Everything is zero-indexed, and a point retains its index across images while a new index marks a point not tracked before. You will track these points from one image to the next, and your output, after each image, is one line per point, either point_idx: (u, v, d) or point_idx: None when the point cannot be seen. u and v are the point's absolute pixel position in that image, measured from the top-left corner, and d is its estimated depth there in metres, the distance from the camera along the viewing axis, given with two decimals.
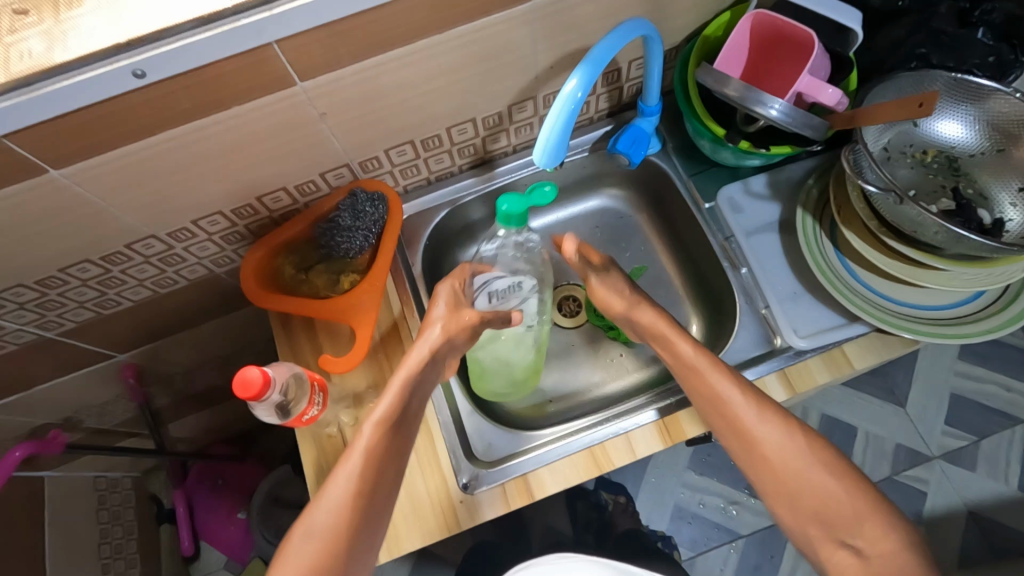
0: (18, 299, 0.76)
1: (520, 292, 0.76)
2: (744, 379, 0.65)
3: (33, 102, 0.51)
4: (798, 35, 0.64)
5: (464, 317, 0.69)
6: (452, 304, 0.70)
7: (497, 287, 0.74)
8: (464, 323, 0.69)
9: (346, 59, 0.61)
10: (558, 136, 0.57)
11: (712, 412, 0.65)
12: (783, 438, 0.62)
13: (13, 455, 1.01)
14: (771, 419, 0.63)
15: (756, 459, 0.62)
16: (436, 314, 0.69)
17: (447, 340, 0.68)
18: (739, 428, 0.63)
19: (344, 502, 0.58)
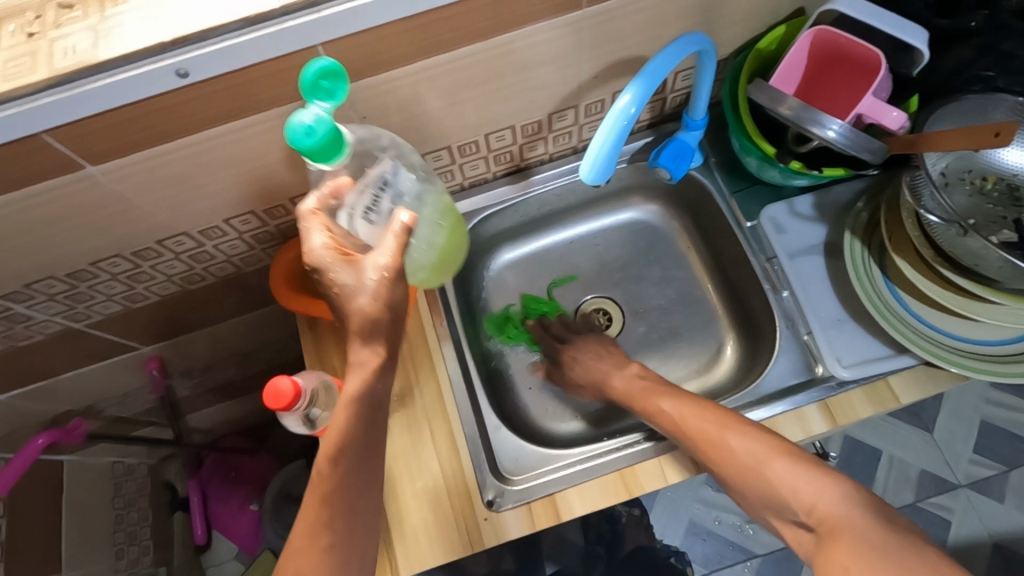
0: (49, 291, 0.76)
1: (389, 187, 0.57)
2: (755, 430, 0.60)
3: (75, 99, 0.50)
4: (863, 53, 0.61)
5: (373, 293, 0.52)
6: (351, 272, 0.53)
7: (359, 206, 0.55)
8: (379, 273, 0.52)
9: (389, 64, 0.59)
10: (609, 150, 0.55)
11: (725, 469, 0.60)
12: (747, 452, 0.59)
13: (36, 442, 1.01)
14: (780, 463, 0.58)
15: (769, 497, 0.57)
16: (347, 285, 0.53)
17: (381, 303, 0.53)
18: (750, 477, 0.58)
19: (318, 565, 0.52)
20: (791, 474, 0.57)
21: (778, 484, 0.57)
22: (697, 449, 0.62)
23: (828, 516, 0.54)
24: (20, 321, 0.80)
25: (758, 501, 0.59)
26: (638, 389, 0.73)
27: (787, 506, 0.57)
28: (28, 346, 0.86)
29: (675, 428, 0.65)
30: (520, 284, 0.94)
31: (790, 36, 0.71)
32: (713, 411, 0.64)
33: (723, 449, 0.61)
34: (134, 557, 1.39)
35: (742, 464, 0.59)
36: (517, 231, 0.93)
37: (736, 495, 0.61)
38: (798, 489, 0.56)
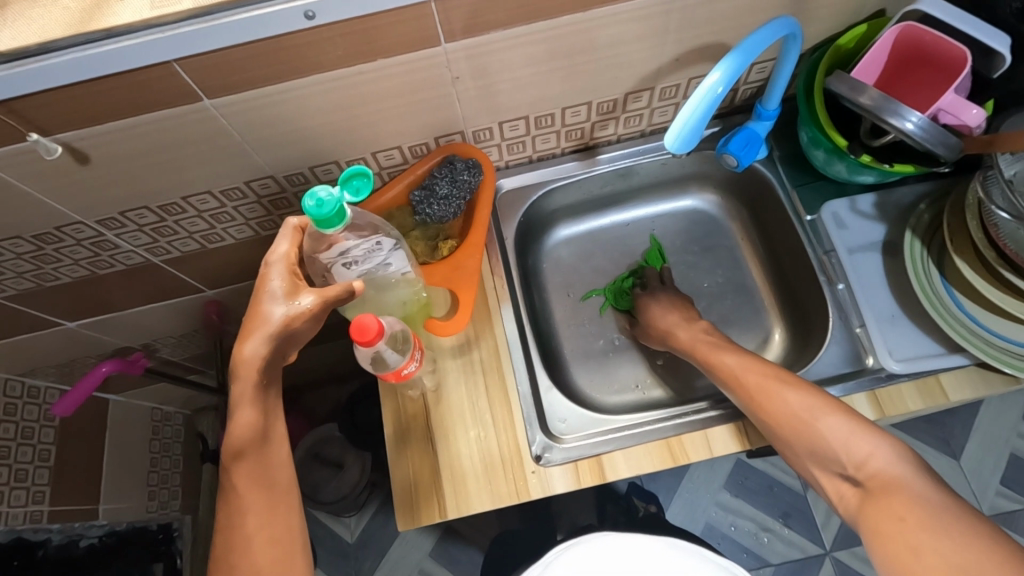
0: (140, 220, 0.81)
1: (384, 255, 0.67)
2: (813, 389, 0.63)
3: (211, 30, 0.55)
4: (950, 52, 0.64)
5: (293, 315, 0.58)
6: (283, 290, 0.59)
7: (354, 253, 0.65)
8: (303, 312, 0.58)
9: (489, 28, 0.63)
10: (694, 125, 0.58)
11: (782, 424, 0.63)
12: (805, 405, 0.62)
13: (99, 370, 1.07)
14: (835, 417, 0.60)
15: (820, 452, 0.59)
16: (272, 291, 0.59)
17: (287, 331, 0.58)
18: (804, 430, 0.61)
19: (266, 534, 0.57)
20: (844, 427, 0.59)
21: (831, 436, 0.59)
22: (756, 403, 0.65)
23: (877, 471, 0.55)
24: (107, 248, 0.85)
25: (805, 455, 0.61)
26: (704, 343, 0.77)
27: (834, 460, 0.58)
28: (108, 275, 0.92)
29: (738, 381, 0.69)
30: (575, 260, 0.97)
31: (870, 35, 0.73)
32: (773, 370, 0.67)
33: (781, 401, 0.63)
34: (165, 500, 1.44)
35: (797, 417, 0.62)
36: (576, 209, 0.96)
37: (786, 451, 0.63)
38: (850, 443, 0.58)
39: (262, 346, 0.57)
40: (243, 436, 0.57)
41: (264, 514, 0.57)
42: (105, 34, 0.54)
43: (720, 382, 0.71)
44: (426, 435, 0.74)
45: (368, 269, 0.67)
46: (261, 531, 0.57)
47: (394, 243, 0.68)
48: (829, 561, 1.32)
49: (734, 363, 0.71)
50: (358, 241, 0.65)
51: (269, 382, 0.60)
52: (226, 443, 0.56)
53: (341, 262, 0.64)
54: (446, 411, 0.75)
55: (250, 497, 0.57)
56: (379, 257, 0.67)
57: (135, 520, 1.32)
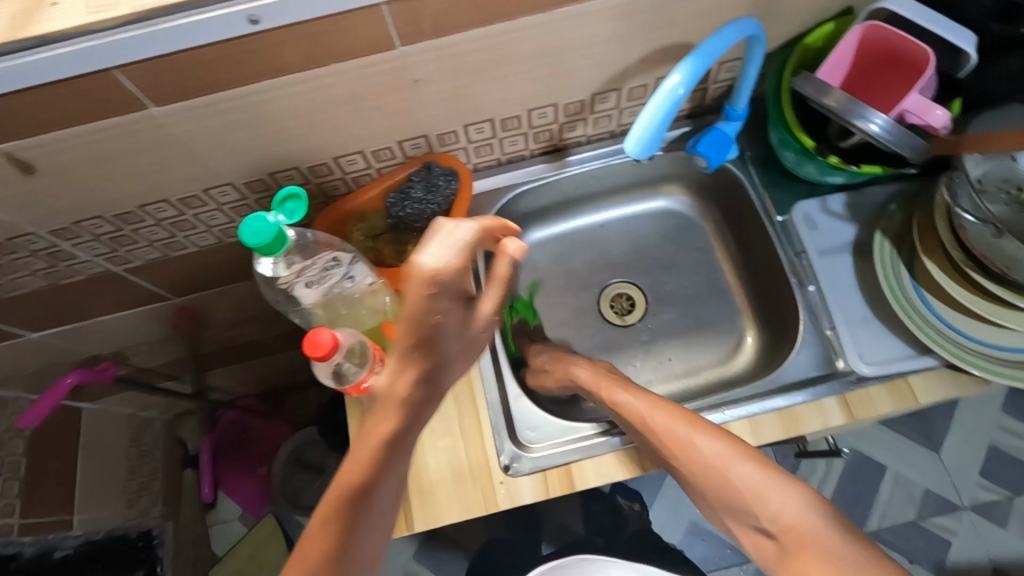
0: (96, 230, 0.79)
1: (344, 269, 0.66)
2: (724, 432, 0.63)
3: (151, 36, 0.53)
4: (914, 52, 0.63)
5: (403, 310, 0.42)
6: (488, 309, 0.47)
7: (312, 274, 0.63)
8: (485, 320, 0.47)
9: (444, 29, 0.61)
10: (654, 128, 0.56)
11: (696, 473, 0.62)
12: (717, 452, 0.61)
13: (65, 381, 1.03)
14: (749, 465, 0.59)
15: (736, 504, 0.59)
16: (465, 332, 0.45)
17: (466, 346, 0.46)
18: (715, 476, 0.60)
19: None
20: (757, 479, 0.58)
21: (748, 487, 0.58)
22: (666, 450, 0.64)
23: (790, 525, 0.54)
24: (64, 259, 0.83)
25: (723, 507, 0.61)
26: (606, 380, 0.74)
27: (749, 512, 0.58)
28: (68, 284, 0.89)
29: (645, 425, 0.66)
30: (548, 262, 0.95)
31: (838, 34, 0.72)
32: (684, 414, 0.65)
33: (698, 449, 0.62)
34: (145, 507, 1.40)
35: (711, 464, 0.61)
36: (548, 211, 0.95)
37: (705, 501, 0.63)
38: (764, 496, 0.57)
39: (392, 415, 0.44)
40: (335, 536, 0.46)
41: None
42: (38, 41, 0.52)
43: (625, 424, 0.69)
44: None
45: (330, 288, 0.65)
46: None
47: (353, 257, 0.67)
48: None
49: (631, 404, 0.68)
50: (313, 260, 0.64)
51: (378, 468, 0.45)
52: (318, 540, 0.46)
53: (301, 284, 0.63)
54: None
55: None
56: (339, 274, 0.65)
57: (112, 527, 1.27)
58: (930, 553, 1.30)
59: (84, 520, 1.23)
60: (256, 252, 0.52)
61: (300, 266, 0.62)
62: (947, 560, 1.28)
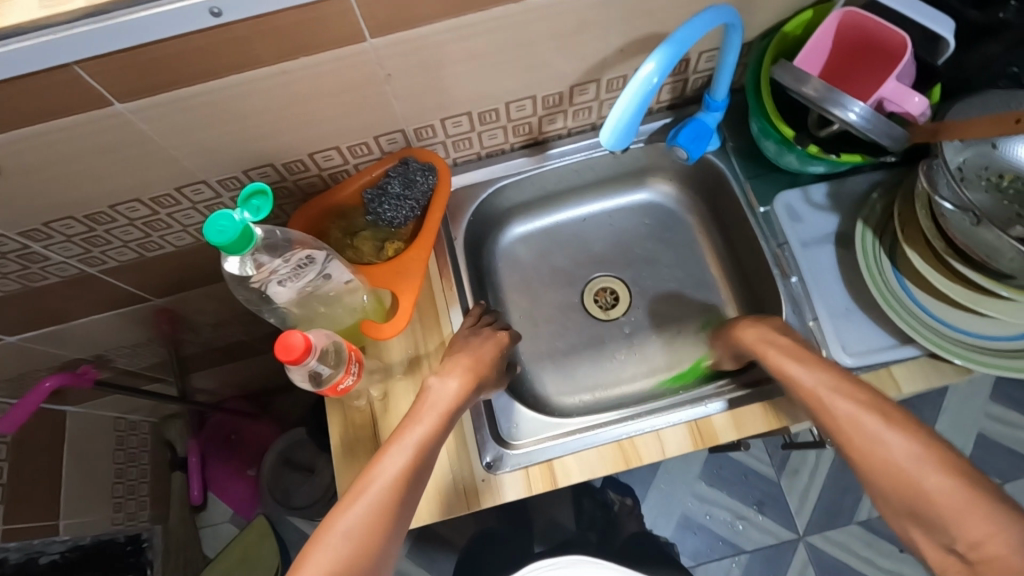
0: (67, 231, 0.77)
1: (318, 266, 0.63)
2: (921, 430, 0.54)
3: (111, 30, 0.51)
4: (891, 38, 0.62)
5: (429, 405, 0.66)
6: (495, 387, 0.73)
7: (285, 272, 0.59)
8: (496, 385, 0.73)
9: (414, 21, 0.60)
10: (629, 120, 0.55)
11: (872, 472, 0.55)
12: (913, 455, 0.53)
13: (44, 385, 1.01)
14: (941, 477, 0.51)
15: (923, 517, 0.51)
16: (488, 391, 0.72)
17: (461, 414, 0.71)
18: (903, 484, 0.52)
19: (365, 529, 0.56)
20: (953, 493, 0.50)
21: (938, 501, 0.50)
22: (851, 443, 0.57)
23: (991, 558, 0.46)
24: (37, 261, 0.81)
25: (905, 514, 0.52)
26: (776, 348, 0.67)
27: (943, 530, 0.49)
28: (43, 287, 0.87)
29: (829, 408, 0.59)
30: (531, 258, 0.95)
31: (816, 21, 0.72)
32: (881, 405, 0.58)
33: (888, 447, 0.54)
34: (132, 511, 1.39)
35: (901, 469, 0.53)
36: (530, 206, 0.94)
37: (880, 500, 0.55)
38: (961, 514, 0.48)
39: (400, 465, 0.59)
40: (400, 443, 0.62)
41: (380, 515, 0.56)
42: None
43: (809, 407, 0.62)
44: (373, 445, 0.72)
45: (305, 285, 0.62)
46: (365, 524, 0.56)
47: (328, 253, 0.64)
48: (804, 546, 1.32)
49: (813, 382, 0.62)
50: (287, 256, 0.59)
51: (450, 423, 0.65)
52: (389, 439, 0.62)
53: (275, 282, 0.59)
54: (394, 420, 0.73)
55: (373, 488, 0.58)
56: (314, 271, 0.62)
57: (99, 533, 1.26)
58: None
59: (70, 525, 1.22)
60: (221, 251, 0.50)
61: (273, 266, 0.58)
62: None
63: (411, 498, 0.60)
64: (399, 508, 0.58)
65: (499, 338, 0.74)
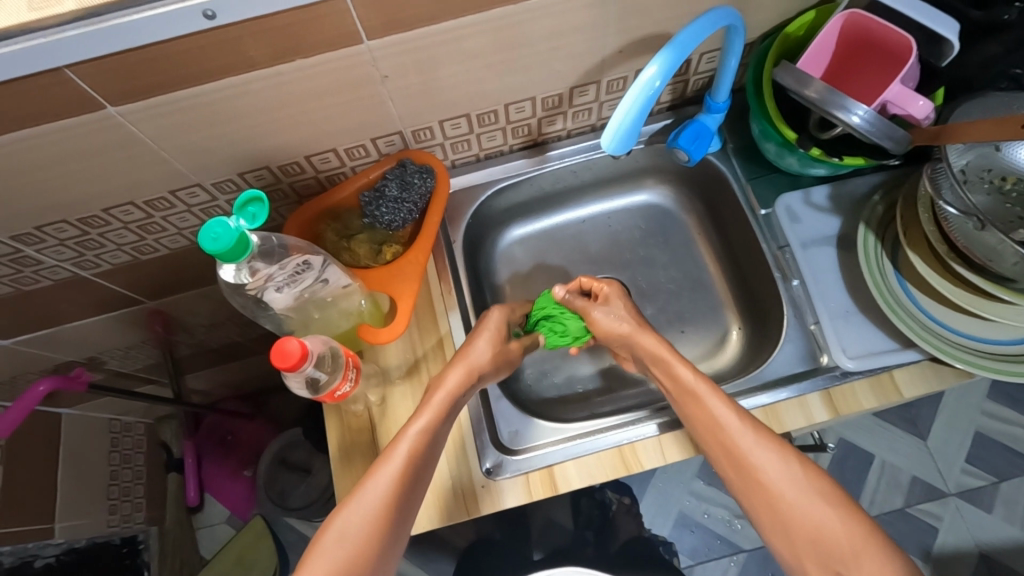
0: (60, 235, 0.76)
1: (316, 271, 0.62)
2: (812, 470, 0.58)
3: (101, 33, 0.50)
4: (895, 40, 0.61)
5: (432, 397, 0.65)
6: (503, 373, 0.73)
7: (281, 277, 0.58)
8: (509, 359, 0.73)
9: (412, 23, 0.59)
10: (631, 123, 0.54)
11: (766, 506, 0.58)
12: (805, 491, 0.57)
13: (37, 389, 0.99)
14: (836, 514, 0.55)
15: (819, 550, 0.54)
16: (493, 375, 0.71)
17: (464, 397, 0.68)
18: (803, 519, 0.55)
19: (368, 525, 0.56)
20: (848, 533, 0.54)
21: (837, 536, 0.54)
22: (757, 480, 0.59)
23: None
24: (29, 264, 0.80)
25: (801, 544, 0.55)
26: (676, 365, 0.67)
27: (836, 561, 0.53)
28: (35, 290, 0.86)
29: (738, 443, 0.60)
30: (530, 260, 0.94)
31: (819, 22, 0.71)
32: (776, 439, 0.60)
33: (786, 477, 0.58)
34: (128, 513, 1.38)
35: (804, 506, 0.56)
36: (528, 207, 0.93)
37: (772, 530, 0.57)
38: (857, 550, 0.53)
39: (398, 468, 0.59)
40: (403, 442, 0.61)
41: (385, 515, 0.57)
42: None
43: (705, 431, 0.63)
44: (370, 451, 0.71)
45: (302, 290, 0.61)
46: (369, 522, 0.56)
47: (326, 258, 0.63)
48: None
49: (724, 414, 0.62)
50: (283, 261, 0.59)
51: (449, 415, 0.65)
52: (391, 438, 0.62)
53: (271, 288, 0.58)
54: (392, 425, 0.72)
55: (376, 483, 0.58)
56: (311, 276, 0.61)
57: (94, 536, 1.25)
58: (916, 539, 1.31)
59: (65, 527, 1.21)
60: (216, 259, 0.50)
61: (268, 272, 0.57)
62: (933, 546, 1.30)
63: (413, 494, 0.60)
64: (404, 507, 0.58)
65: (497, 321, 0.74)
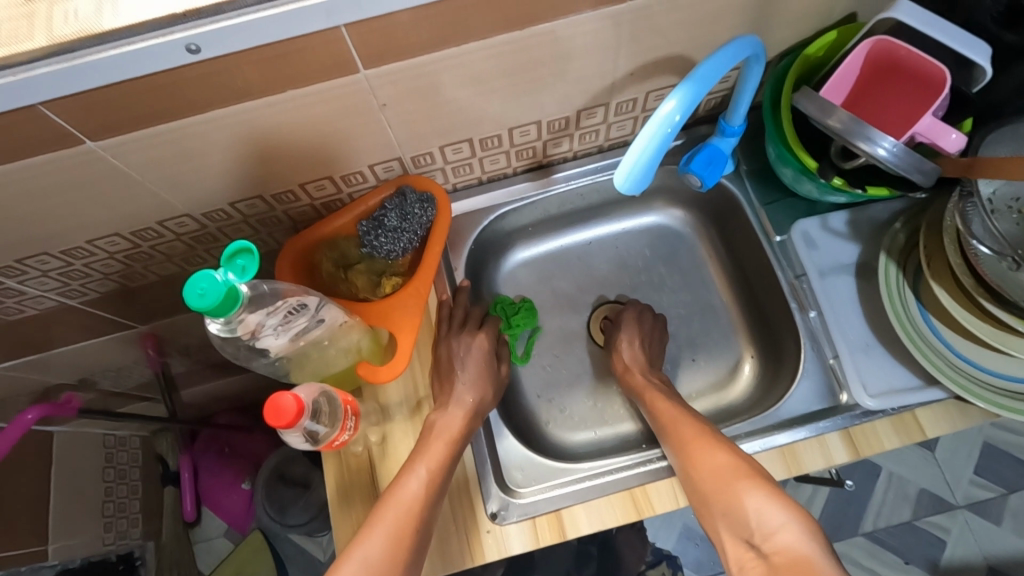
0: (43, 266, 0.72)
1: (310, 313, 0.58)
2: (735, 448, 0.62)
3: (77, 70, 0.46)
4: (928, 70, 0.58)
5: (432, 440, 0.65)
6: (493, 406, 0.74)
7: (275, 324, 0.55)
8: (500, 380, 0.76)
9: (411, 49, 0.55)
10: (646, 161, 0.51)
11: (693, 483, 0.62)
12: (723, 467, 0.60)
13: (25, 418, 0.94)
14: (751, 483, 0.58)
15: (730, 516, 0.57)
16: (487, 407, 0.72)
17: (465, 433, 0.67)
18: (718, 485, 0.59)
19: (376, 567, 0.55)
20: (751, 494, 0.57)
21: (748, 503, 0.57)
22: (683, 458, 0.64)
23: (782, 547, 0.52)
24: (11, 295, 0.77)
25: (718, 516, 0.59)
26: (648, 384, 0.76)
27: (745, 524, 0.56)
28: (19, 320, 0.83)
29: (673, 431, 0.67)
30: (534, 282, 0.90)
31: (841, 42, 0.68)
32: (709, 428, 0.66)
33: (708, 455, 0.62)
34: (123, 530, 1.35)
35: (719, 476, 0.60)
36: (532, 229, 0.89)
37: (701, 508, 0.61)
38: (764, 512, 0.55)
39: (399, 513, 0.59)
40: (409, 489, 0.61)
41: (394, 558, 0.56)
42: None
43: (658, 429, 0.70)
44: (371, 493, 0.68)
45: (296, 333, 0.58)
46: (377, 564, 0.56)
47: (321, 300, 0.59)
48: None
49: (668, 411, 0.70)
50: (277, 307, 0.55)
51: (457, 454, 0.66)
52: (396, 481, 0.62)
53: (267, 334, 0.55)
54: (393, 465, 0.69)
55: (383, 527, 0.58)
56: (305, 318, 0.58)
57: (89, 554, 1.22)
58: (923, 552, 1.28)
59: (60, 548, 1.17)
60: (204, 315, 0.47)
61: (261, 322, 0.53)
62: (940, 560, 1.27)
63: (426, 535, 0.60)
64: (410, 551, 0.58)
65: (480, 345, 0.75)
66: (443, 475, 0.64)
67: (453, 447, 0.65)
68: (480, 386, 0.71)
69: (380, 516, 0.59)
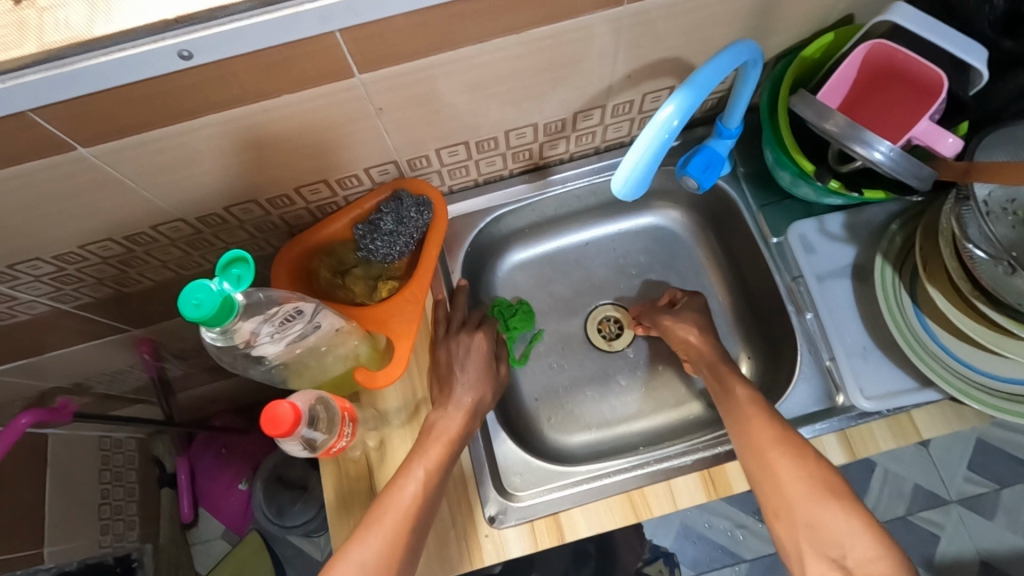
0: (35, 272, 0.71)
1: (305, 319, 0.58)
2: (820, 461, 0.61)
3: (67, 77, 0.46)
4: (925, 73, 0.58)
5: (432, 439, 0.65)
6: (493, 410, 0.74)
7: (271, 331, 0.55)
8: (501, 380, 0.76)
9: (407, 54, 0.54)
10: (644, 168, 0.51)
11: (772, 487, 0.60)
12: (811, 481, 0.59)
13: (19, 422, 0.93)
14: (841, 505, 0.57)
15: (816, 532, 0.57)
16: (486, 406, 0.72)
17: (465, 433, 0.67)
18: (806, 499, 0.58)
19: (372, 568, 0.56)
20: (848, 517, 0.56)
21: (839, 524, 0.56)
22: (765, 461, 0.62)
23: None
24: (3, 300, 0.76)
25: (802, 528, 0.58)
26: (720, 365, 0.73)
27: (833, 544, 0.56)
28: (11, 325, 0.82)
29: (751, 427, 0.65)
30: (531, 285, 0.90)
31: (837, 44, 0.67)
32: (790, 431, 0.63)
33: (795, 467, 0.60)
34: (120, 532, 1.34)
35: (809, 490, 0.58)
36: (529, 231, 0.89)
37: (777, 515, 0.60)
38: (858, 539, 0.55)
39: (395, 517, 0.59)
40: (405, 493, 0.61)
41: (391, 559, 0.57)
42: None
43: (731, 419, 0.67)
44: (369, 499, 0.68)
45: (292, 339, 0.58)
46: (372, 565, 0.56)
47: (316, 306, 0.59)
48: None
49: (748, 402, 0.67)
50: (272, 314, 0.55)
51: (453, 456, 0.65)
52: (393, 485, 0.62)
53: (263, 341, 0.55)
54: (391, 469, 0.69)
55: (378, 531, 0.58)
56: (301, 324, 0.58)
57: (86, 557, 1.21)
58: (918, 549, 1.29)
59: (55, 552, 1.16)
60: (199, 325, 0.47)
61: (256, 329, 0.53)
62: (934, 556, 1.28)
63: (421, 537, 0.60)
64: (406, 553, 0.58)
65: (479, 346, 0.74)
66: (441, 477, 0.63)
67: (451, 449, 0.65)
68: (480, 386, 0.71)
69: (377, 516, 0.59)
